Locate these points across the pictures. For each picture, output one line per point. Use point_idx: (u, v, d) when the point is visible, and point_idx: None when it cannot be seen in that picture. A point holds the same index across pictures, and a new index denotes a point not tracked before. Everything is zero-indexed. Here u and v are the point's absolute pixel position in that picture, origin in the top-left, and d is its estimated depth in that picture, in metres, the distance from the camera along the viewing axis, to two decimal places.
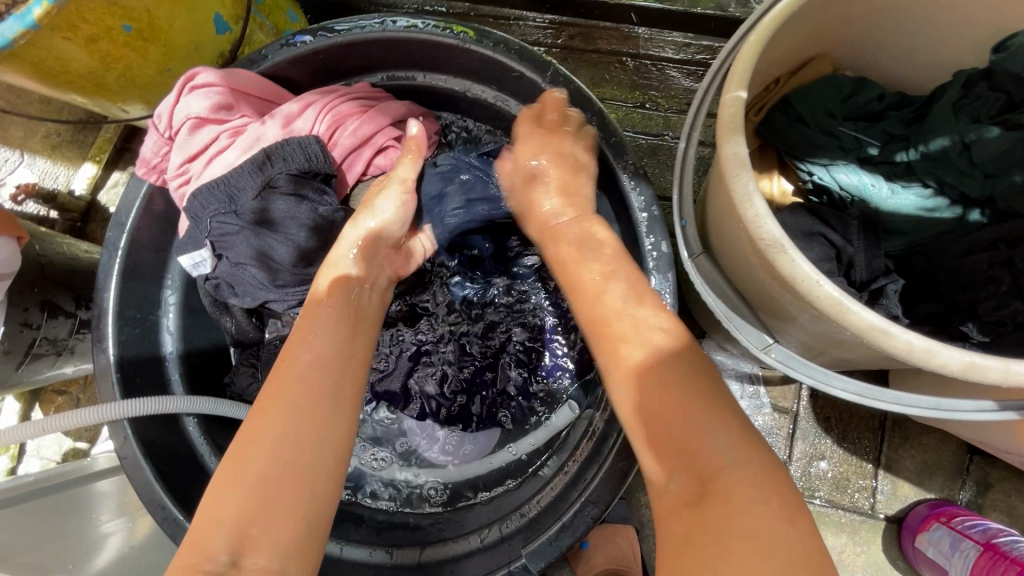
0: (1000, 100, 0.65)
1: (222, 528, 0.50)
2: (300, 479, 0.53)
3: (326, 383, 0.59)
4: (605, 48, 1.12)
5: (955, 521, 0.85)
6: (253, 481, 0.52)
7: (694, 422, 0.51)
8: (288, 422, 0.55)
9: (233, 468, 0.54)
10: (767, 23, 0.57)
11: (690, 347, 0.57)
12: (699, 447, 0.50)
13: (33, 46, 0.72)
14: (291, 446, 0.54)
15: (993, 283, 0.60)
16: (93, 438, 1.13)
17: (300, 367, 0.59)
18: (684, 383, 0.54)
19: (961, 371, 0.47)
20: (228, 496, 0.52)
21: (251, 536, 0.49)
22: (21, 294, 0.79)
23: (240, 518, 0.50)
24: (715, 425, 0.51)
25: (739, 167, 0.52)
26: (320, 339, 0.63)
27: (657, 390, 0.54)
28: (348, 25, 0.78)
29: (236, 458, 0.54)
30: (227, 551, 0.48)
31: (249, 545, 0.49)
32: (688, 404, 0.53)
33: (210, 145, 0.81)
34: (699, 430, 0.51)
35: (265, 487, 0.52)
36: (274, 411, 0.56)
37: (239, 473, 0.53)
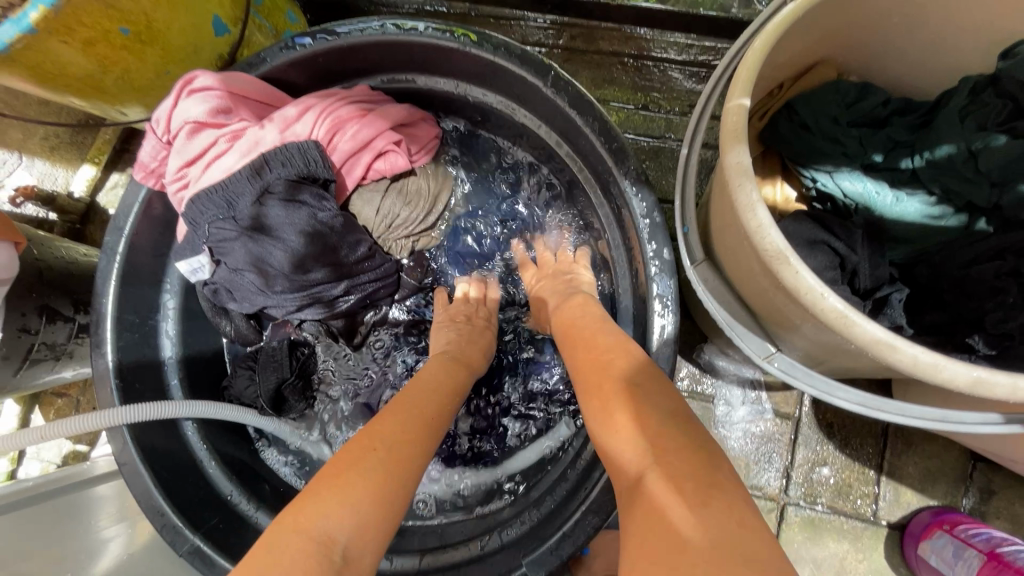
0: (1008, 106, 0.63)
1: (344, 514, 0.47)
2: (408, 497, 0.53)
3: (433, 425, 0.62)
4: (607, 49, 1.11)
5: (958, 529, 0.84)
6: (379, 479, 0.51)
7: (652, 434, 0.50)
8: (422, 441, 0.57)
9: (367, 461, 0.52)
10: (772, 28, 0.56)
11: (656, 376, 0.58)
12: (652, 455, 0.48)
13: (30, 49, 0.72)
14: (415, 466, 0.55)
15: (1000, 294, 0.60)
16: (93, 441, 1.13)
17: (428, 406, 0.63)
18: (647, 401, 0.54)
19: (968, 386, 0.46)
20: (360, 486, 0.49)
21: (368, 531, 0.47)
22: (19, 299, 0.79)
23: (364, 511, 0.48)
24: (674, 435, 0.49)
25: (743, 176, 0.52)
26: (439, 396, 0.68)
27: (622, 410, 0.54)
28: (348, 28, 0.77)
29: (364, 452, 0.53)
30: (348, 534, 0.46)
31: (364, 538, 0.47)
32: (653, 417, 0.52)
33: (208, 150, 0.81)
34: (656, 443, 0.49)
35: (393, 491, 0.51)
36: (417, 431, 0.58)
37: (376, 466, 0.51)
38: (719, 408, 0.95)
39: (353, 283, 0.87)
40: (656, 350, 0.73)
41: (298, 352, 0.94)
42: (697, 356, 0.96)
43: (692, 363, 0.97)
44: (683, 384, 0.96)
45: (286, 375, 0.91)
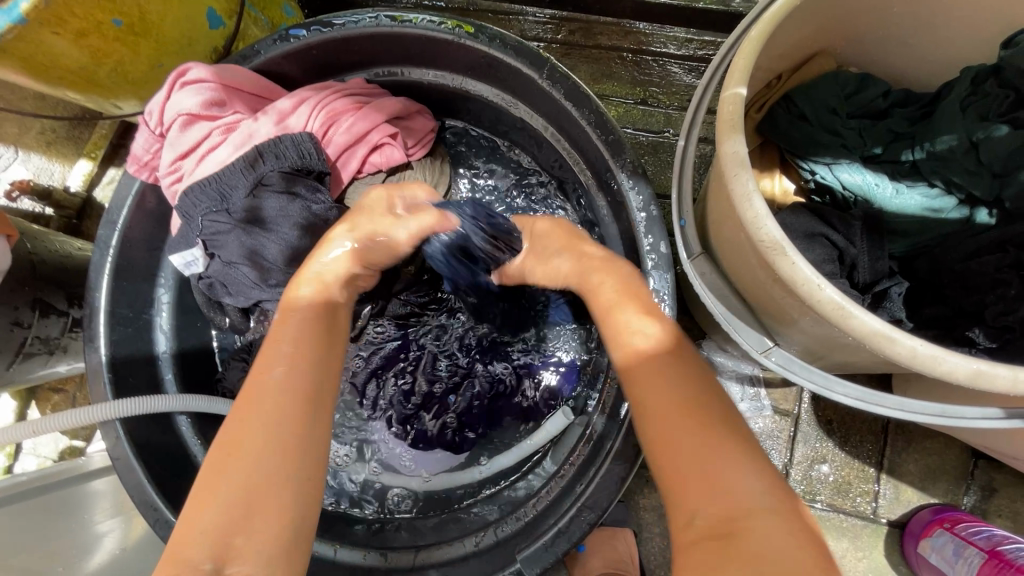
0: (1010, 96, 0.63)
1: (201, 539, 0.46)
2: (285, 488, 0.50)
3: (318, 386, 0.57)
4: (605, 43, 1.10)
5: (959, 527, 0.83)
6: (233, 490, 0.49)
7: (718, 455, 0.49)
8: (270, 424, 0.52)
9: (216, 474, 0.50)
10: (770, 17, 0.55)
11: (692, 373, 0.55)
12: (723, 480, 0.47)
13: (21, 40, 0.71)
14: (279, 455, 0.51)
15: (1001, 287, 0.59)
16: (90, 436, 1.13)
17: (280, 370, 0.56)
18: (703, 412, 0.52)
19: (967, 378, 0.45)
20: (210, 504, 0.48)
21: (233, 545, 0.46)
22: (12, 292, 0.78)
23: (223, 529, 0.47)
24: (742, 459, 0.48)
25: (738, 166, 0.51)
26: (303, 345, 0.59)
27: (678, 420, 0.52)
28: (343, 20, 0.77)
29: (215, 464, 0.51)
30: (209, 559, 0.45)
31: (229, 553, 0.46)
32: (714, 435, 0.50)
33: (201, 142, 0.80)
34: (726, 466, 0.48)
35: (251, 492, 0.49)
36: (255, 417, 0.52)
37: (224, 478, 0.49)
38: None
39: None
40: None
41: None
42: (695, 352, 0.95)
43: None
44: None
45: None
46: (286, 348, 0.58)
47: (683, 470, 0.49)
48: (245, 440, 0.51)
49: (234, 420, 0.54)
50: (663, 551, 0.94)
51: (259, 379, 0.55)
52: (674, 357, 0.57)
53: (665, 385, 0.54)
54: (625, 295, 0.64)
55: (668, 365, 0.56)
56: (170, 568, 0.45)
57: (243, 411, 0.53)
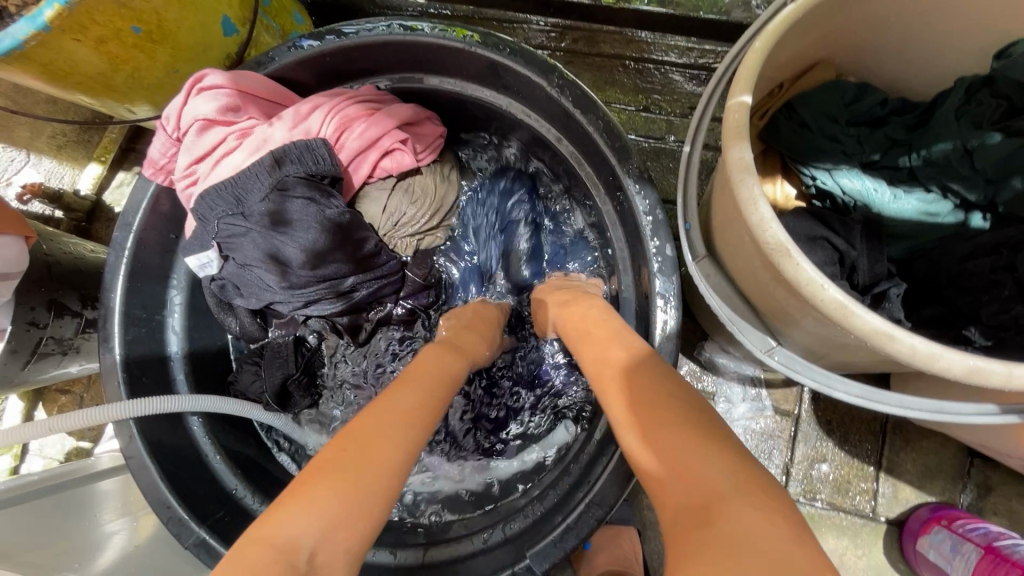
0: (1002, 106, 0.65)
1: (314, 520, 0.47)
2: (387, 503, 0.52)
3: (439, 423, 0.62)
4: (608, 52, 1.13)
5: (956, 524, 0.85)
6: (361, 489, 0.50)
7: (688, 440, 0.50)
8: (406, 442, 0.56)
9: (341, 458, 0.52)
10: (773, 29, 0.57)
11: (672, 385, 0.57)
12: (695, 465, 0.47)
13: (43, 47, 0.73)
14: (397, 470, 0.54)
15: (995, 287, 0.61)
16: (97, 437, 1.13)
17: (419, 399, 0.61)
18: (671, 412, 0.53)
19: (963, 374, 0.47)
20: (331, 489, 0.49)
21: (333, 543, 0.47)
22: (28, 293, 0.80)
23: (334, 520, 0.47)
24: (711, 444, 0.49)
25: (744, 172, 0.53)
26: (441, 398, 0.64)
27: (654, 424, 0.53)
28: (356, 28, 0.79)
29: (335, 454, 0.52)
30: (309, 546, 0.45)
31: (330, 546, 0.46)
32: (685, 430, 0.51)
33: (217, 147, 0.82)
34: (692, 452, 0.48)
35: (369, 496, 0.50)
36: (393, 430, 0.55)
37: (349, 468, 0.51)
38: (719, 404, 0.96)
39: (360, 278, 0.88)
40: (659, 344, 0.75)
41: (304, 348, 0.94)
42: (698, 353, 0.97)
43: (693, 360, 0.98)
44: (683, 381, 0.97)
45: (291, 371, 0.92)
46: (422, 382, 0.64)
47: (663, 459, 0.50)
48: (377, 451, 0.53)
49: (365, 422, 0.56)
50: None
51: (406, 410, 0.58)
52: (655, 370, 0.60)
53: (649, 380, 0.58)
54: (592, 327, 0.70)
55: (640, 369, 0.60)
56: (271, 542, 0.45)
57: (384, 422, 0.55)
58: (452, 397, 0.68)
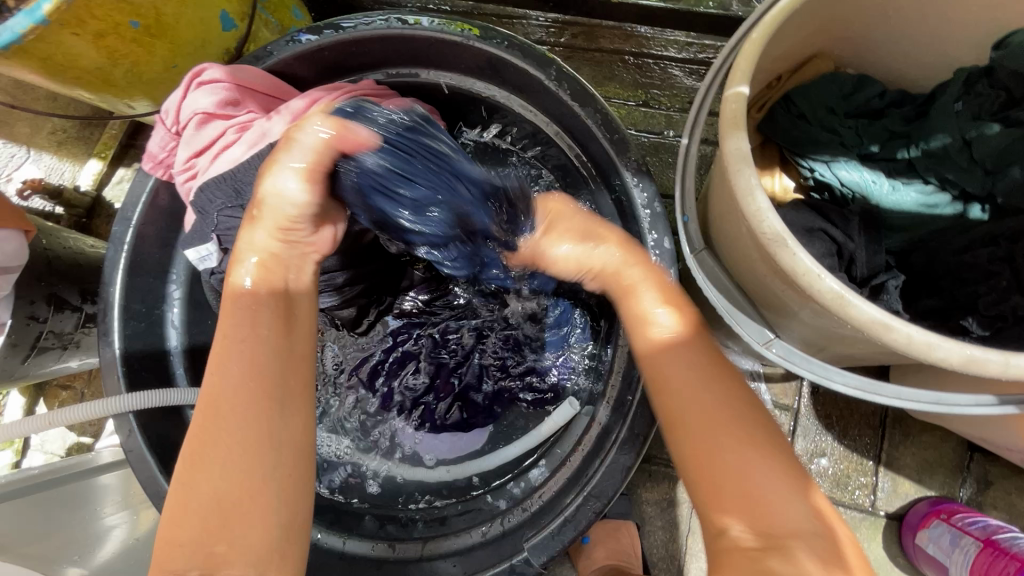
0: (1001, 96, 0.66)
1: (185, 547, 0.51)
2: (263, 491, 0.52)
3: (264, 376, 0.56)
4: (608, 47, 1.13)
5: (955, 518, 0.85)
6: (212, 499, 0.52)
7: (744, 452, 0.52)
8: (231, 433, 0.53)
9: (187, 481, 0.53)
10: (770, 20, 0.57)
11: (737, 394, 0.56)
12: (772, 503, 0.50)
13: (42, 41, 0.73)
14: (241, 460, 0.53)
15: (993, 278, 0.61)
16: (97, 432, 1.13)
17: (227, 374, 0.56)
18: (733, 422, 0.54)
19: (960, 364, 0.47)
20: (185, 517, 0.52)
21: (219, 551, 0.50)
22: (28, 287, 0.80)
23: (203, 538, 0.51)
24: (784, 478, 0.51)
25: (741, 162, 0.53)
26: (248, 341, 0.57)
27: (718, 433, 0.53)
28: (354, 22, 0.79)
29: (183, 479, 0.54)
30: (196, 570, 0.50)
31: (216, 560, 0.50)
32: (745, 441, 0.53)
33: (216, 140, 0.81)
34: (771, 485, 0.51)
35: (223, 503, 0.51)
36: (212, 431, 0.54)
37: (196, 490, 0.52)
38: None
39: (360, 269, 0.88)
40: None
41: None
42: None
43: None
44: None
45: None
46: (232, 343, 0.57)
47: (718, 479, 0.52)
48: (207, 452, 0.53)
49: (194, 435, 0.55)
50: (665, 544, 0.96)
51: (218, 392, 0.55)
52: (724, 372, 0.57)
53: (685, 366, 0.58)
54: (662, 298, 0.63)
55: (702, 364, 0.57)
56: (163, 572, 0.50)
57: (206, 425, 0.54)
58: (289, 332, 0.60)
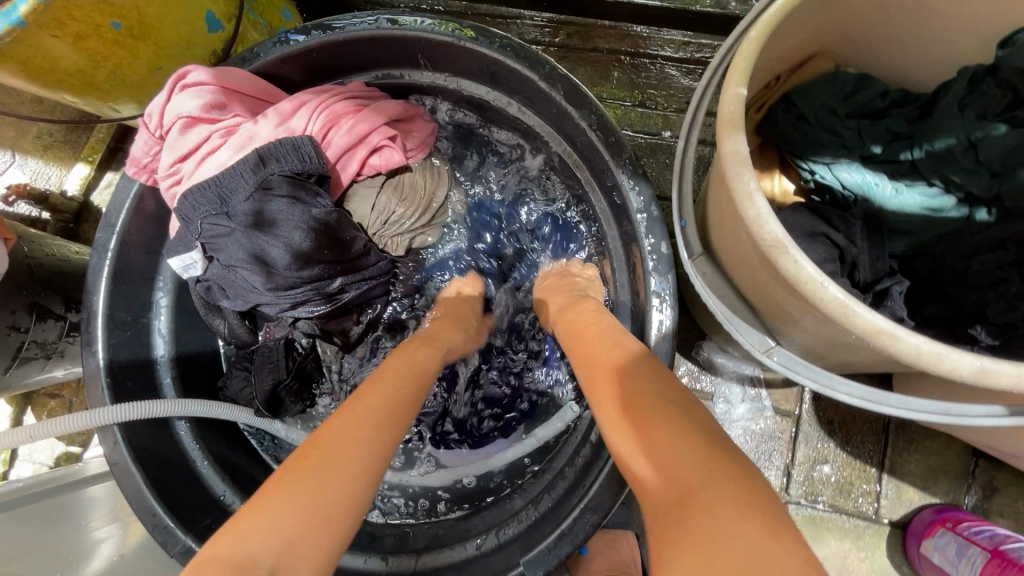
0: (1007, 96, 0.63)
1: (272, 533, 0.44)
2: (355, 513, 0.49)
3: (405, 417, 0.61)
4: (603, 47, 1.11)
5: (961, 527, 0.83)
6: (317, 499, 0.47)
7: (688, 437, 0.47)
8: (375, 448, 0.54)
9: (301, 475, 0.49)
10: (768, 19, 0.55)
11: (665, 381, 0.56)
12: (681, 455, 0.45)
13: (20, 43, 0.71)
14: (366, 476, 0.51)
15: (1003, 284, 0.59)
16: (86, 442, 1.11)
17: (381, 398, 0.60)
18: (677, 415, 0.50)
19: (971, 376, 0.45)
20: (280, 505, 0.46)
21: (301, 551, 0.44)
22: (9, 296, 0.78)
23: (292, 531, 0.44)
24: (695, 440, 0.47)
25: (740, 164, 0.51)
26: (403, 394, 0.62)
27: (651, 420, 0.50)
28: (345, 23, 0.77)
29: (296, 468, 0.49)
30: (270, 558, 0.42)
31: (292, 560, 0.43)
32: (673, 418, 0.49)
33: (202, 145, 0.80)
34: (678, 441, 0.47)
35: (329, 505, 0.47)
36: (362, 436, 0.54)
37: (312, 480, 0.48)
38: (718, 405, 0.94)
39: (348, 279, 0.86)
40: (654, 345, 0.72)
41: (294, 353, 0.94)
42: (696, 353, 0.95)
43: (691, 360, 0.96)
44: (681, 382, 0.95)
45: (283, 376, 0.91)
46: (383, 380, 0.63)
47: (649, 445, 0.48)
48: (343, 450, 0.51)
49: (323, 431, 0.54)
50: None
51: (360, 407, 0.57)
52: (640, 367, 0.59)
53: (643, 380, 0.56)
54: (610, 325, 0.69)
55: (651, 378, 0.56)
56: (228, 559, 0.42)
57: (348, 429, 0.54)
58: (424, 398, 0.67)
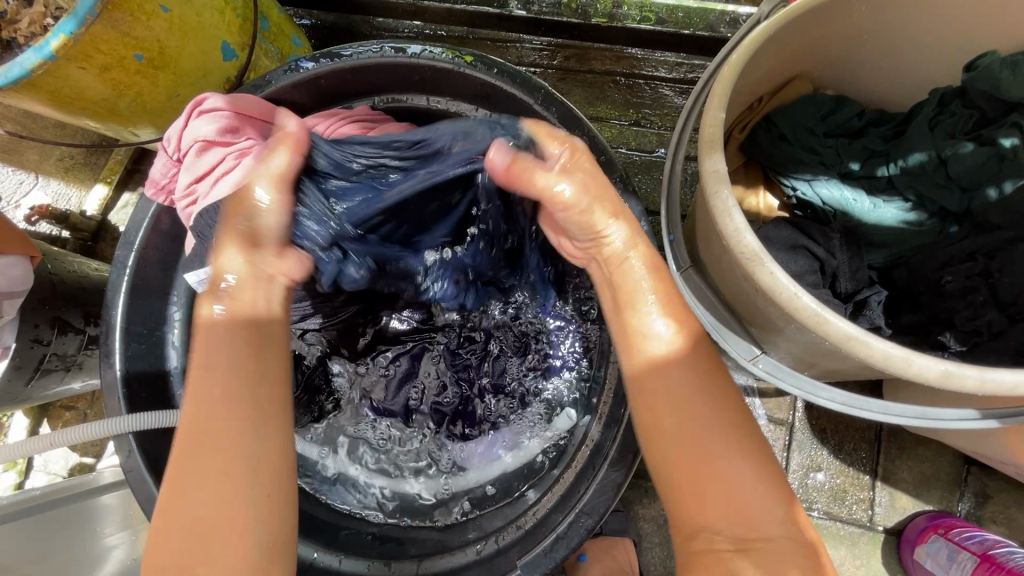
0: (975, 116, 0.67)
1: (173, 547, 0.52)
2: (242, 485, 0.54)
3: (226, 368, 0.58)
4: (600, 68, 1.16)
5: (952, 533, 0.85)
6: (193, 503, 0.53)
7: (740, 472, 0.53)
8: (209, 432, 0.55)
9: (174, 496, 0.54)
10: (748, 43, 0.59)
11: (718, 385, 0.56)
12: (737, 496, 0.52)
13: (49, 74, 0.76)
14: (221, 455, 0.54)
15: (971, 293, 0.63)
16: (99, 453, 1.15)
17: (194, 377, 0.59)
18: (729, 444, 0.54)
19: (937, 378, 0.48)
20: (171, 528, 0.53)
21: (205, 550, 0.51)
22: (33, 311, 0.82)
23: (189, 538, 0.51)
24: (749, 474, 0.53)
25: (719, 183, 0.55)
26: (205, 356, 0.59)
27: (696, 444, 0.54)
28: (351, 51, 0.83)
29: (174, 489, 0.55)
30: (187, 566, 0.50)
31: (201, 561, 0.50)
32: (726, 443, 0.54)
33: (215, 167, 0.82)
34: (737, 482, 0.53)
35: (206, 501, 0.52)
36: (191, 432, 0.56)
37: (182, 490, 0.54)
38: None
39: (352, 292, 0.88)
40: None
41: (303, 365, 0.96)
42: None
43: None
44: None
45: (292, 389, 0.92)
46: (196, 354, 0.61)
47: (697, 483, 0.54)
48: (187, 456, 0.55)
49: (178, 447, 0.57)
50: (663, 561, 0.96)
51: (194, 413, 0.56)
52: (691, 368, 0.57)
53: (683, 391, 0.56)
54: (651, 279, 0.63)
55: (707, 392, 0.56)
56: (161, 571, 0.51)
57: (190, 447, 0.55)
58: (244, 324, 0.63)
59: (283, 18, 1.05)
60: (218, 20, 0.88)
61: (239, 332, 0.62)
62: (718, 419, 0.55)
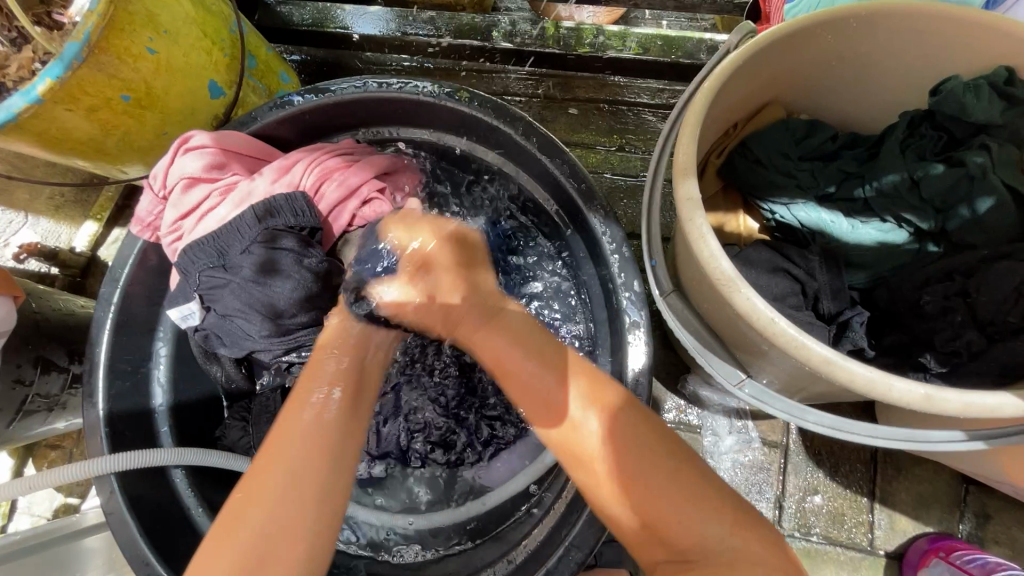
0: (943, 138, 0.69)
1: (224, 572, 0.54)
2: (310, 510, 0.58)
3: (340, 405, 0.67)
4: (583, 96, 1.18)
5: (954, 556, 0.83)
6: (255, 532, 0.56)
7: (668, 494, 0.57)
8: (293, 466, 0.60)
9: (233, 517, 0.57)
10: (719, 71, 0.60)
11: (646, 433, 0.61)
12: (683, 523, 0.56)
13: (36, 117, 0.77)
14: (303, 478, 0.59)
15: (950, 313, 0.63)
16: (85, 493, 1.12)
17: (295, 415, 0.65)
18: (671, 468, 0.59)
19: (918, 402, 0.48)
20: (218, 557, 0.54)
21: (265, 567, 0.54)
22: (15, 351, 0.81)
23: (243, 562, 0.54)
24: (700, 505, 0.57)
25: (693, 210, 0.55)
26: (315, 401, 0.66)
27: (640, 490, 0.58)
28: (336, 87, 0.83)
29: (231, 511, 0.58)
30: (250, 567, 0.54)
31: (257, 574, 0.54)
32: (670, 477, 0.58)
33: (202, 203, 0.85)
34: (687, 510, 0.57)
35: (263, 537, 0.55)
36: (273, 465, 0.60)
37: (252, 509, 0.57)
38: (706, 438, 0.95)
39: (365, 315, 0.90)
40: (632, 381, 0.74)
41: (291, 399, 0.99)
42: (681, 387, 0.97)
43: (677, 394, 0.97)
44: (669, 417, 0.97)
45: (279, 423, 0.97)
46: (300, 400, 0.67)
47: (652, 516, 0.58)
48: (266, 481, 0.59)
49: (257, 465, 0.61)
50: None
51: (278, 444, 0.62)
52: (629, 420, 0.62)
53: (630, 437, 0.61)
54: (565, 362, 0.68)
55: (632, 433, 0.61)
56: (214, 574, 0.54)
57: (269, 461, 0.61)
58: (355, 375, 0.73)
59: (271, 55, 1.07)
60: (205, 60, 0.90)
61: (318, 372, 0.71)
62: (663, 458, 0.59)
